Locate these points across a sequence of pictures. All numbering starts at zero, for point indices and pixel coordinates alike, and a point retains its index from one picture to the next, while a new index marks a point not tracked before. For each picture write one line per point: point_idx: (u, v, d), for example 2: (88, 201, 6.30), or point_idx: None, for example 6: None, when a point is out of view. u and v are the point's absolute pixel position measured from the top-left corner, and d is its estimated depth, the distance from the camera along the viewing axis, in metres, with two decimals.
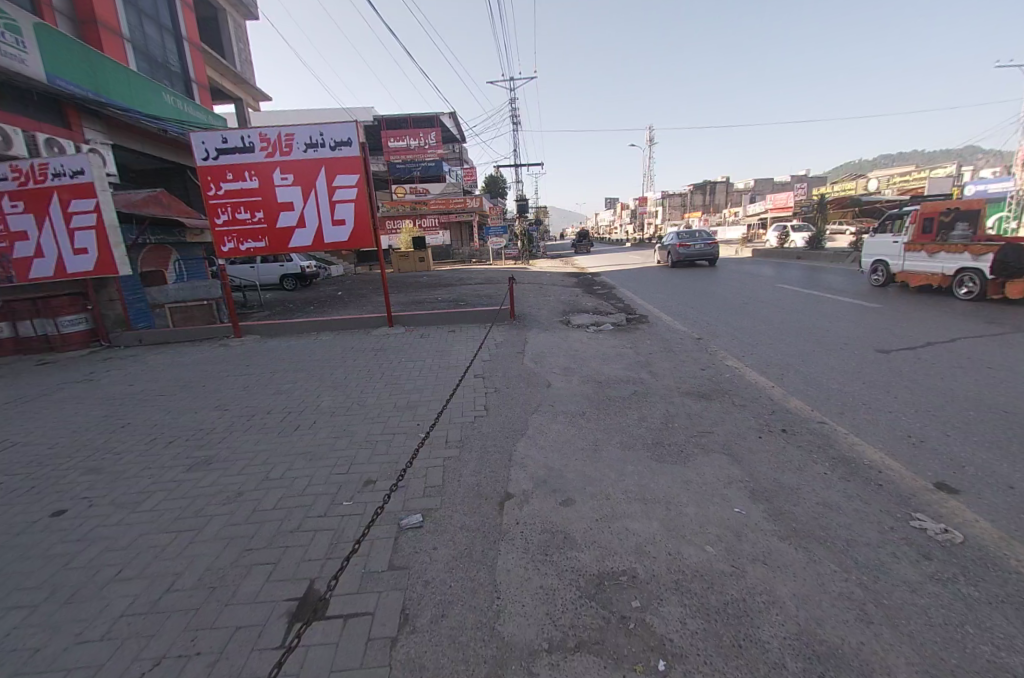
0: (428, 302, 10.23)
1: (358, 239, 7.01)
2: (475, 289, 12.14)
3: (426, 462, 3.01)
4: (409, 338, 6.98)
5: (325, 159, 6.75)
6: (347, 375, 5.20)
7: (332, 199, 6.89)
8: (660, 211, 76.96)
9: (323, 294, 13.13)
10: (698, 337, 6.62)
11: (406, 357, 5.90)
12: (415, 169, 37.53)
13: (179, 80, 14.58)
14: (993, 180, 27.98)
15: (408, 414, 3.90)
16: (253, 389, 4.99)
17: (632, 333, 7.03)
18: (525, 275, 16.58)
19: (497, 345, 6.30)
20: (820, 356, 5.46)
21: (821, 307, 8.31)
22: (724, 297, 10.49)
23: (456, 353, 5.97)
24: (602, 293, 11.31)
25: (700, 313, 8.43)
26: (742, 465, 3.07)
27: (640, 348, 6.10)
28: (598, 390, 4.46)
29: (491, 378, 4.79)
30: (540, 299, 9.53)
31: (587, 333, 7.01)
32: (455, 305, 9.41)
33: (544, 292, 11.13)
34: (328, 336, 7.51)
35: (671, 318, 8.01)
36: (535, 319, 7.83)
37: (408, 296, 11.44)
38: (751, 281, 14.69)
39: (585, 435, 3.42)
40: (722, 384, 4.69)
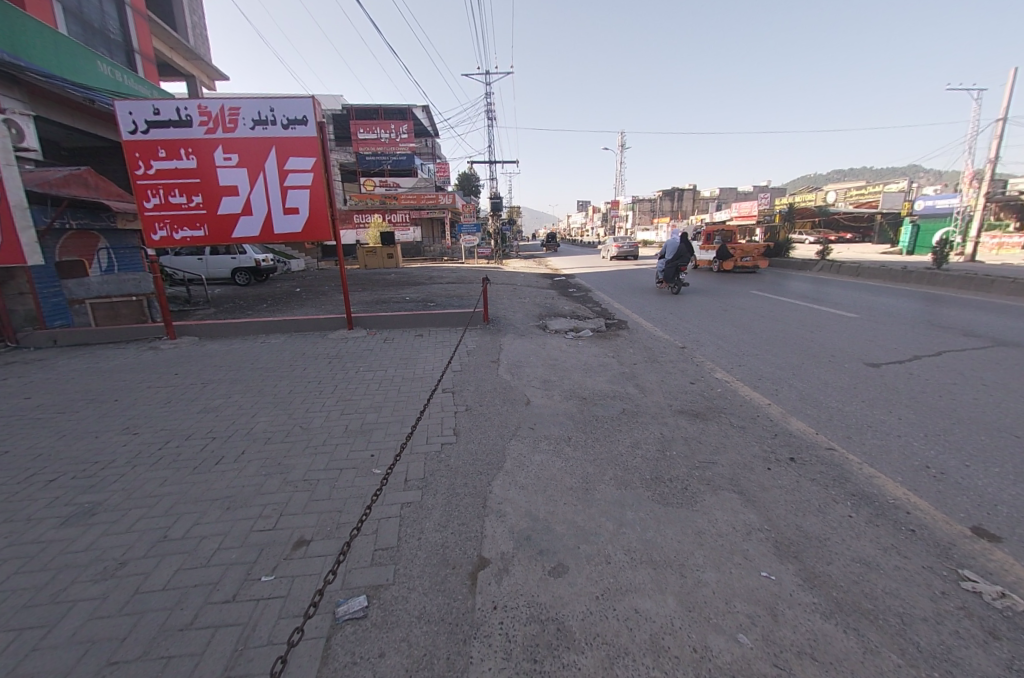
0: (395, 302, 9.49)
1: (313, 231, 6.23)
2: (446, 288, 11.46)
3: (378, 513, 2.39)
4: (371, 342, 6.27)
5: (276, 138, 5.93)
6: (294, 388, 4.46)
7: (283, 184, 6.08)
8: (630, 215, 78.41)
9: (280, 291, 12.08)
10: (682, 345, 6.25)
11: (366, 366, 5.20)
12: (386, 162, 36.23)
13: (120, 49, 12.94)
14: (938, 197, 29.76)
15: (361, 442, 3.24)
16: (177, 403, 4.17)
17: (614, 340, 6.60)
18: (499, 275, 16.02)
19: (469, 352, 5.71)
20: (810, 368, 5.19)
21: (800, 316, 8.19)
22: (701, 303, 10.32)
23: (423, 361, 5.33)
24: (578, 296, 10.91)
25: (680, 319, 8.13)
26: (755, 507, 2.61)
27: (623, 357, 5.67)
28: (582, 407, 3.95)
29: (463, 392, 4.20)
30: (515, 301, 9.01)
31: (567, 339, 6.55)
32: (424, 306, 8.73)
33: (518, 293, 10.59)
34: (278, 339, 6.68)
35: (653, 324, 7.65)
36: (511, 323, 7.30)
37: (373, 295, 10.62)
38: (724, 287, 14.74)
39: (574, 469, 2.88)
40: (716, 400, 4.30)
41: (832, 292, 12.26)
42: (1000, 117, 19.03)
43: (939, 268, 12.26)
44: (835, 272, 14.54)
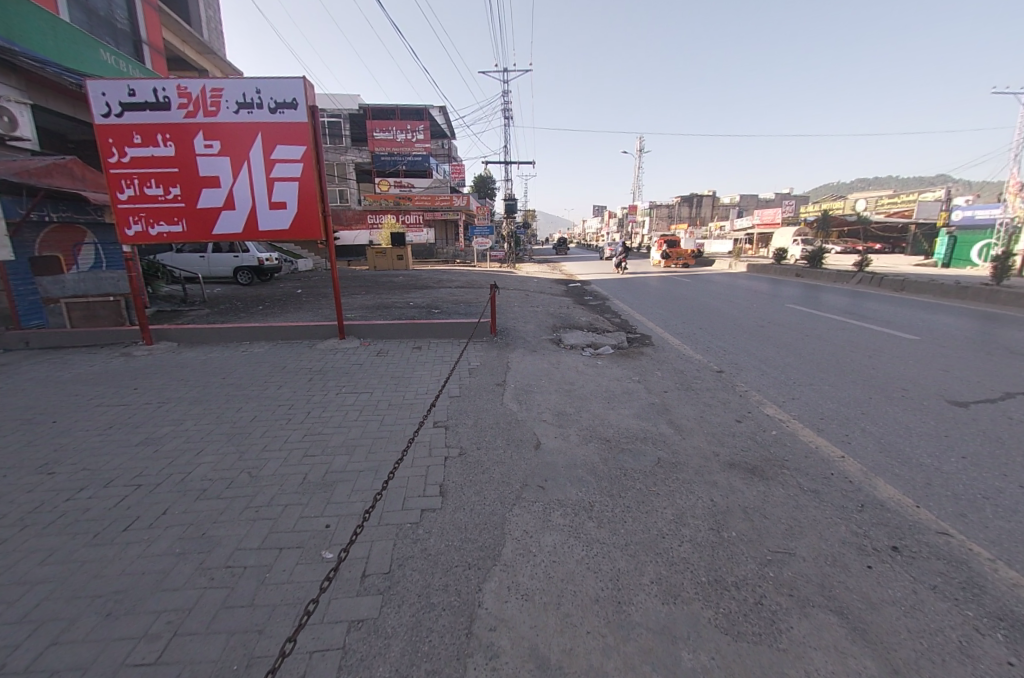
0: (397, 308, 8.77)
1: (302, 228, 5.55)
2: (453, 293, 10.72)
3: (312, 641, 1.61)
4: (362, 355, 5.54)
5: (262, 124, 5.28)
6: (259, 413, 3.74)
7: (269, 176, 5.42)
8: (647, 220, 77.18)
9: (280, 291, 11.51)
10: (718, 368, 5.40)
11: (350, 385, 4.45)
12: (401, 163, 35.96)
13: (126, 40, 12.62)
14: (980, 206, 28.11)
15: (317, 502, 2.47)
16: (118, 431, 3.49)
17: (637, 360, 5.75)
18: (510, 280, 15.29)
19: (471, 370, 4.93)
20: (882, 404, 4.26)
21: (848, 335, 7.23)
22: (731, 316, 9.39)
23: (417, 381, 4.56)
24: (595, 306, 10.11)
25: (712, 336, 7.21)
26: (869, 642, 1.75)
27: (651, 383, 4.82)
28: (606, 454, 3.12)
29: (459, 426, 3.40)
30: (526, 311, 8.19)
31: (584, 357, 5.74)
32: (427, 313, 7.98)
33: (530, 301, 9.81)
34: (262, 347, 5.99)
35: (682, 342, 6.76)
36: (521, 336, 6.50)
37: (375, 298, 9.93)
38: (752, 298, 13.74)
39: (600, 561, 2.07)
40: (774, 448, 3.43)
41: (875, 306, 11.19)
42: None
43: (997, 284, 11.07)
44: (875, 285, 13.37)
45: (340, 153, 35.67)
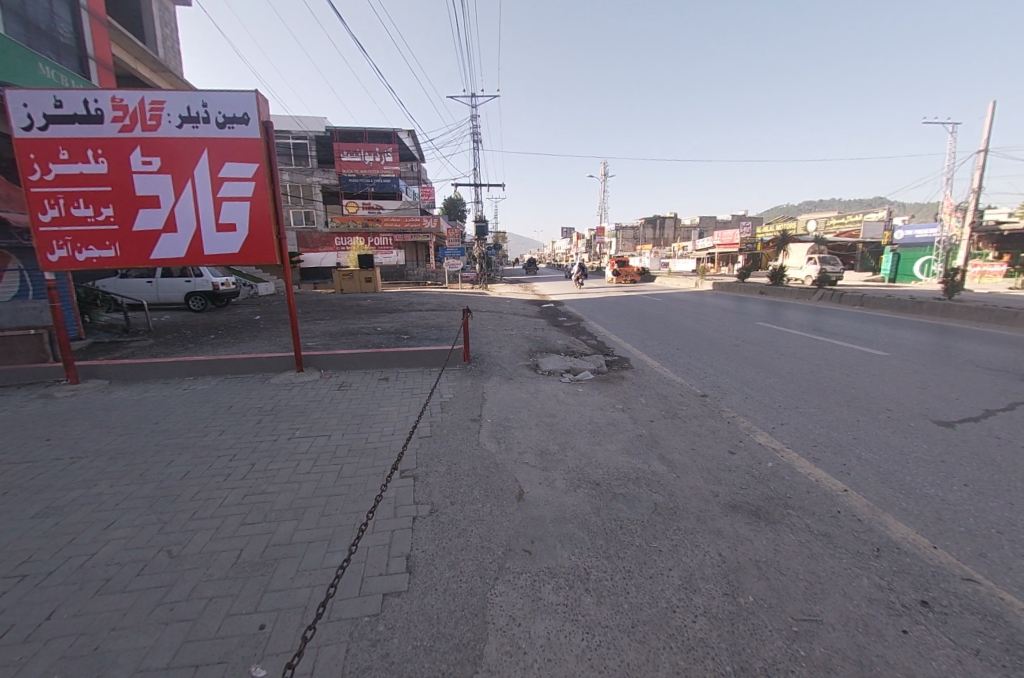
0: (363, 334, 8.23)
1: (253, 252, 5.06)
2: (423, 317, 10.27)
3: None
4: (321, 389, 5.01)
5: (209, 140, 4.84)
6: (192, 468, 3.18)
7: (217, 195, 4.94)
8: (615, 241, 79.65)
9: (236, 318, 10.72)
10: (702, 392, 5.21)
11: (306, 426, 3.93)
12: (370, 184, 35.60)
13: (70, 54, 11.84)
14: (917, 227, 30.38)
15: (250, 591, 1.98)
16: (9, 499, 2.85)
17: (619, 385, 5.48)
18: (483, 301, 15.02)
19: (443, 403, 4.50)
20: (871, 427, 4.14)
21: (821, 351, 7.29)
22: (705, 334, 9.40)
23: (382, 419, 4.09)
24: (570, 327, 9.94)
25: (691, 357, 7.07)
26: None
27: (636, 411, 4.53)
28: (598, 502, 2.76)
29: (430, 475, 2.97)
30: (500, 334, 7.85)
31: (564, 383, 5.42)
32: (395, 340, 7.50)
33: (505, 323, 9.52)
34: (208, 383, 5.36)
35: (662, 364, 6.57)
36: (497, 362, 6.13)
37: (339, 324, 9.34)
38: (722, 315, 14.01)
39: (605, 653, 1.69)
40: (774, 485, 3.17)
41: (838, 322, 11.58)
42: (980, 149, 20.11)
43: (949, 299, 11.65)
44: (837, 301, 13.87)
45: (306, 174, 34.92)
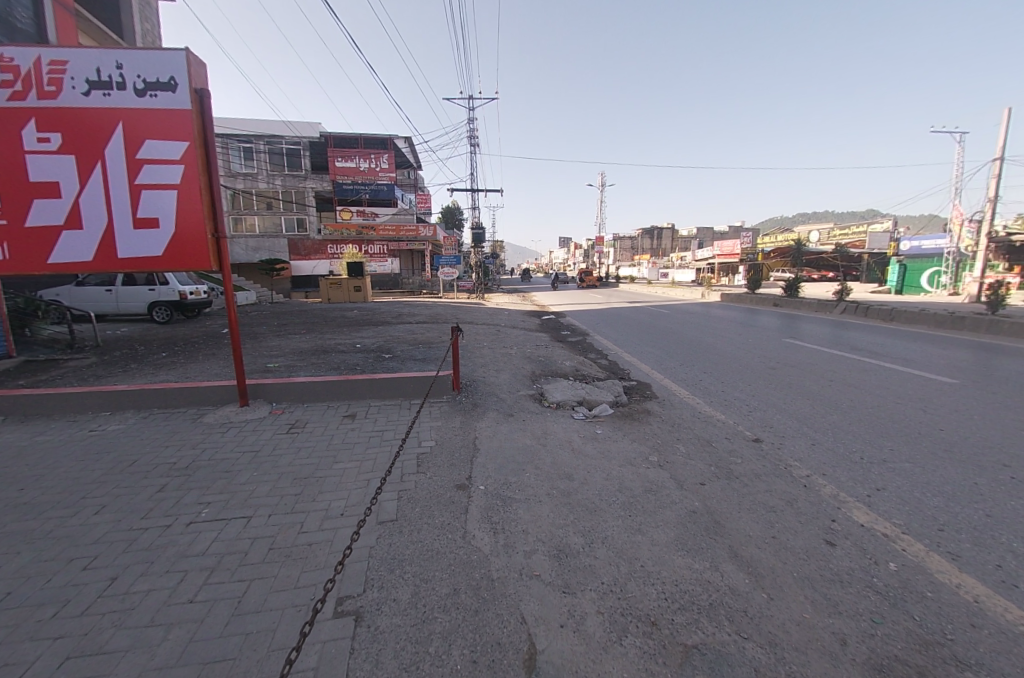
0: (336, 352, 7.07)
1: (181, 254, 3.93)
2: (411, 331, 9.13)
3: None
4: (264, 433, 3.86)
5: (123, 112, 3.74)
6: (15, 588, 2.04)
7: (135, 182, 3.84)
8: (613, 251, 79.30)
9: (201, 331, 9.56)
10: (754, 436, 4.11)
11: (221, 500, 2.77)
12: (365, 191, 34.70)
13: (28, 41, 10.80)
14: (925, 237, 29.73)
15: None
16: None
17: (647, 425, 4.34)
18: (480, 313, 13.95)
19: (420, 456, 3.35)
20: (1001, 494, 3.05)
21: (875, 375, 6.23)
22: (728, 352, 8.35)
23: (332, 485, 2.94)
24: (577, 343, 8.87)
25: (725, 383, 5.94)
26: None
27: (679, 470, 3.39)
28: (663, 670, 1.62)
29: (382, 612, 1.82)
30: (497, 354, 6.73)
31: (579, 421, 4.29)
32: (373, 361, 6.34)
33: (504, 339, 8.43)
34: (123, 421, 4.20)
35: (693, 393, 5.45)
36: (493, 390, 4.99)
37: (313, 340, 8.18)
38: (738, 329, 13.02)
39: None
40: (923, 615, 2.04)
41: (870, 337, 10.58)
42: (994, 158, 19.58)
43: (993, 315, 10.65)
44: (862, 315, 12.82)
45: (299, 180, 33.91)
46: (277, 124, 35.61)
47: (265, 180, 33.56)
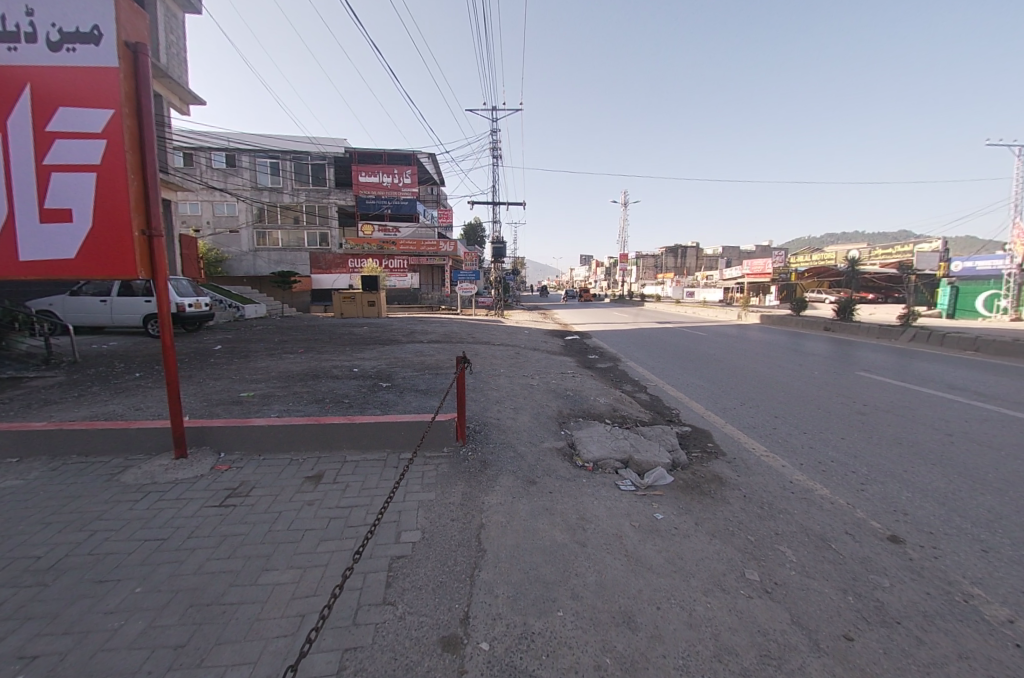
0: (328, 377, 6.04)
1: (99, 256, 3.00)
2: (418, 353, 8.09)
3: None
4: (187, 506, 2.77)
5: (29, 70, 2.88)
6: None
7: (45, 163, 2.97)
8: (635, 269, 77.97)
9: (193, 346, 8.75)
10: (889, 534, 2.79)
11: (51, 655, 1.67)
12: (386, 205, 34.62)
13: None
14: (981, 257, 27.45)
15: None
16: None
17: (724, 506, 3.06)
18: (498, 332, 12.88)
19: (392, 564, 2.16)
20: None
21: (1008, 426, 4.76)
22: (791, 386, 6.97)
23: (239, 629, 1.80)
24: (607, 372, 7.63)
25: (810, 432, 4.56)
26: None
27: (800, 604, 2.12)
28: None
29: None
30: (516, 386, 5.55)
31: (627, 496, 3.06)
32: (365, 391, 5.26)
33: (523, 366, 7.28)
34: (25, 474, 3.22)
35: (774, 451, 4.12)
36: (508, 440, 3.79)
37: (307, 361, 7.21)
38: (788, 356, 11.51)
39: None
40: None
41: (956, 368, 8.94)
42: None
43: None
44: (936, 344, 11.05)
45: (322, 194, 34.13)
46: (304, 141, 36.23)
47: (290, 193, 33.86)
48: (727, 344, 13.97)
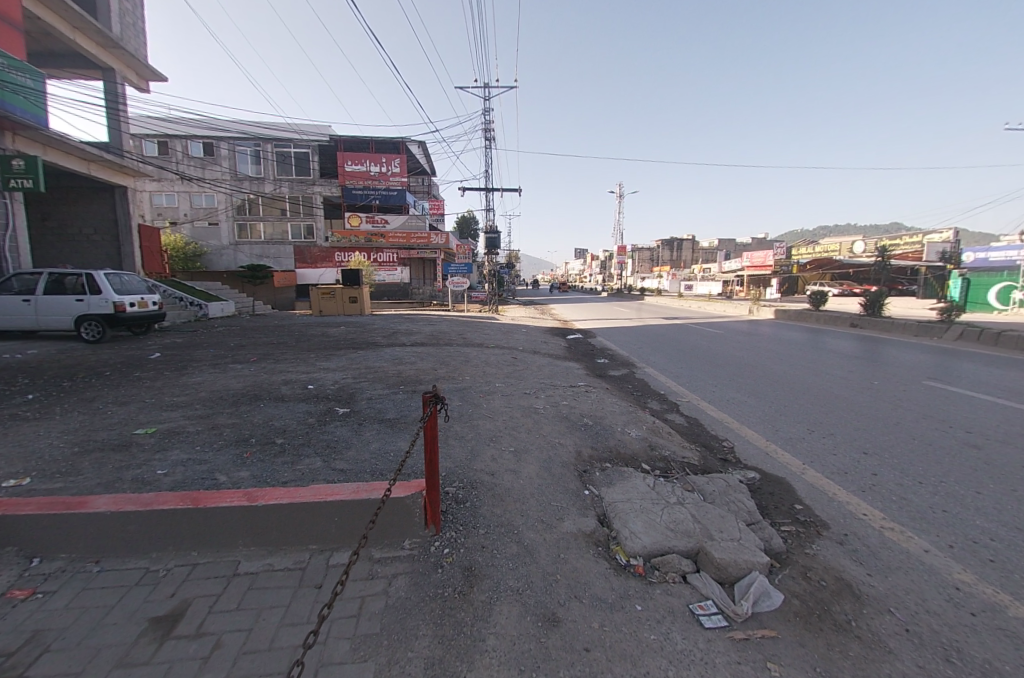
0: (270, 398, 4.62)
1: None
2: (396, 361, 6.72)
3: None
4: None
5: None
6: None
7: None
8: (631, 263, 76.88)
9: (127, 353, 7.29)
10: None
11: None
12: (375, 196, 32.98)
13: None
14: (995, 247, 26.40)
15: None
16: None
17: (892, 664, 1.69)
18: (492, 332, 11.53)
19: None
20: None
21: None
22: (852, 399, 5.67)
23: None
24: (625, 383, 6.31)
25: (931, 486, 3.23)
26: None
27: None
28: None
29: None
30: (516, 412, 4.16)
31: (721, 646, 1.72)
32: (311, 422, 3.85)
33: (523, 377, 5.94)
34: None
35: (898, 524, 2.78)
36: (508, 519, 2.42)
37: (254, 373, 5.80)
38: (819, 355, 10.29)
39: None
40: None
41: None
42: None
43: None
44: (986, 343, 9.82)
45: (306, 184, 32.39)
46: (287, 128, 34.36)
47: (272, 183, 32.03)
48: (744, 341, 12.74)
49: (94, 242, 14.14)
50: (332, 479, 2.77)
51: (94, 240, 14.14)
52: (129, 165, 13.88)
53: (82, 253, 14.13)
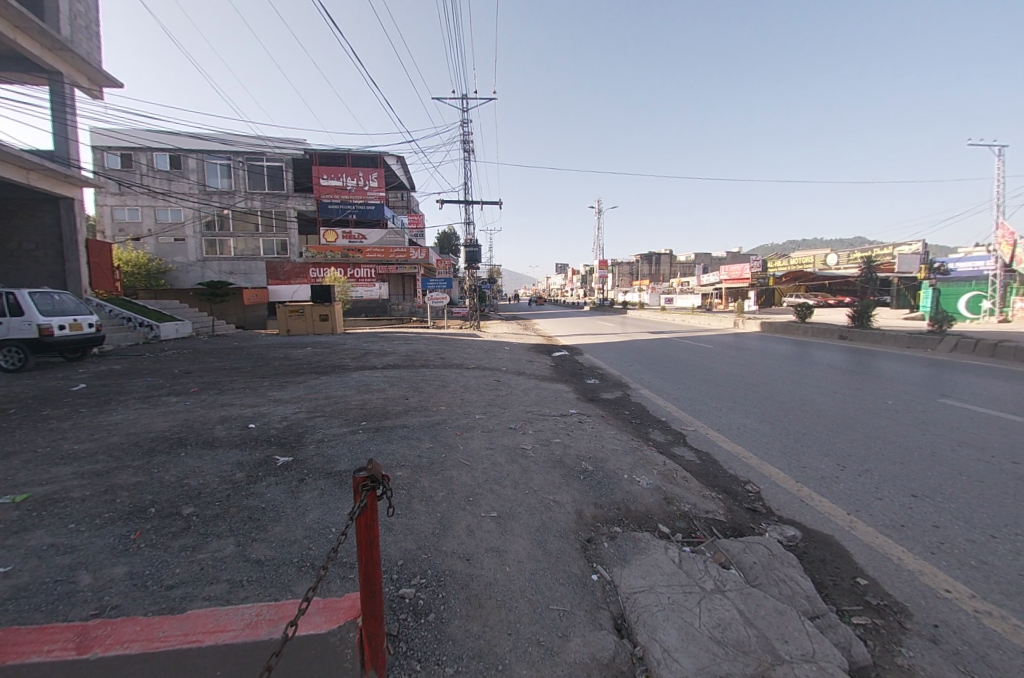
0: (196, 443, 3.75)
1: None
2: (362, 389, 5.89)
3: None
4: None
5: None
6: None
7: None
8: (612, 277, 77.62)
9: (45, 384, 6.24)
10: None
11: None
12: (351, 211, 32.15)
13: None
14: (962, 258, 27.23)
15: None
16: None
17: None
18: (473, 351, 10.80)
19: None
20: None
21: None
22: (871, 422, 5.15)
23: None
24: (621, 409, 5.65)
25: (1010, 542, 2.63)
26: None
27: None
28: None
29: None
30: (499, 456, 3.41)
31: None
32: (238, 479, 3.02)
33: (507, 406, 5.21)
34: None
35: (999, 607, 2.12)
36: (488, 641, 1.65)
37: (189, 408, 4.89)
38: (814, 369, 9.92)
39: None
40: None
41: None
42: None
43: None
44: (980, 354, 9.61)
45: (280, 199, 31.34)
46: None
47: (243, 197, 30.86)
48: (734, 355, 12.36)
49: (34, 258, 12.86)
50: (240, 580, 1.95)
51: (34, 256, 12.87)
52: (76, 175, 12.78)
53: (19, 271, 12.80)
